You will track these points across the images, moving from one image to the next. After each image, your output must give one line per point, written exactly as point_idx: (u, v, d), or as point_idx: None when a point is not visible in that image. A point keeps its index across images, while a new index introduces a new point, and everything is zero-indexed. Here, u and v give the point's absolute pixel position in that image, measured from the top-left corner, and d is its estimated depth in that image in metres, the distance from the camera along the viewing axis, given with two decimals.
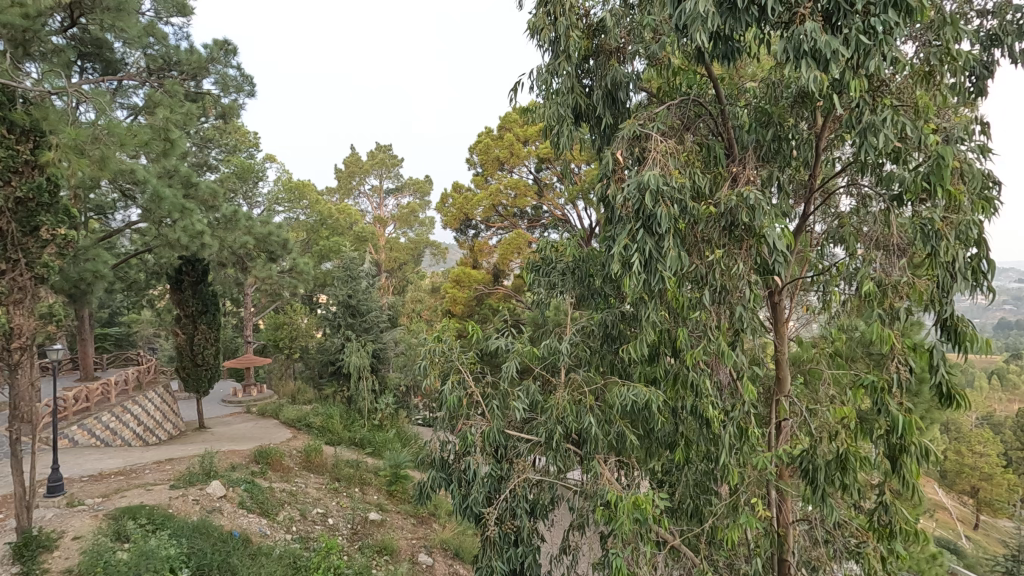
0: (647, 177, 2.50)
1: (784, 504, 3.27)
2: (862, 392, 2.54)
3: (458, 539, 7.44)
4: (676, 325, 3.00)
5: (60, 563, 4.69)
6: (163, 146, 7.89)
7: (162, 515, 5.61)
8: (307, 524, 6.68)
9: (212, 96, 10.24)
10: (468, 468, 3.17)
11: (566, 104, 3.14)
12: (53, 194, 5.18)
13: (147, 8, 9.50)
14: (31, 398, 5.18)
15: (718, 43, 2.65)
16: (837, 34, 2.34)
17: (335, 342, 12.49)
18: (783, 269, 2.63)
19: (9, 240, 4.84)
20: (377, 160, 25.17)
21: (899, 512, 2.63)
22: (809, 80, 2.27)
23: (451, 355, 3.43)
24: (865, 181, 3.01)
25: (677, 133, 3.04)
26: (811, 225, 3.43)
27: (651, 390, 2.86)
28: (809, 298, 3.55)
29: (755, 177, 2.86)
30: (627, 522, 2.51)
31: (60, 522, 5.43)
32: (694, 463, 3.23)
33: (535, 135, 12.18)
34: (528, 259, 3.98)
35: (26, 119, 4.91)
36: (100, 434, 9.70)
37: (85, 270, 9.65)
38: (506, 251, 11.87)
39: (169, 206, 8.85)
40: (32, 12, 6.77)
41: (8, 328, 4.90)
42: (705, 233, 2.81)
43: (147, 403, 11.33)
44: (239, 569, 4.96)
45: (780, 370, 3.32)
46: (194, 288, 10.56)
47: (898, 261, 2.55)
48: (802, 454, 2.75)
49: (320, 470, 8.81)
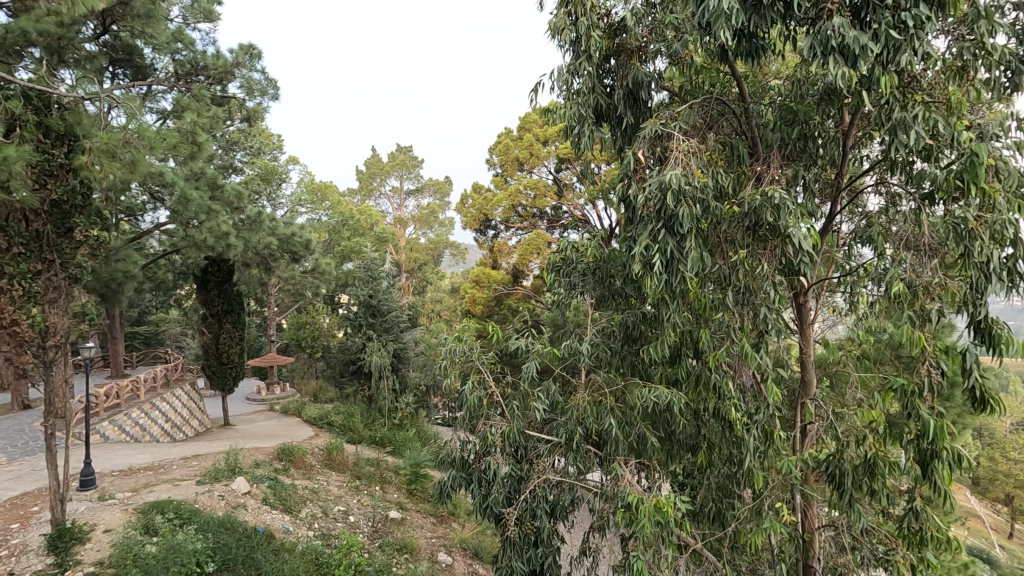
0: (669, 177, 2.48)
1: (809, 509, 3.15)
2: (891, 396, 2.47)
3: (477, 539, 7.46)
4: (698, 326, 2.97)
5: (91, 555, 4.83)
6: (191, 149, 8.11)
7: (189, 510, 5.74)
8: (328, 521, 6.77)
9: (237, 100, 10.45)
10: (489, 468, 3.20)
11: (586, 104, 3.12)
12: (86, 197, 5.36)
13: (176, 15, 9.77)
14: (65, 394, 5.34)
15: (742, 41, 2.62)
16: (866, 29, 2.29)
17: (356, 342, 12.59)
18: (809, 270, 2.58)
19: (45, 241, 5.01)
20: (398, 160, 25.42)
21: (931, 519, 2.54)
22: (836, 77, 2.23)
23: (471, 355, 3.44)
24: (894, 179, 2.94)
25: (700, 133, 3.01)
26: (838, 225, 3.37)
27: (673, 393, 2.83)
28: (835, 300, 3.47)
29: (781, 177, 2.82)
30: (649, 526, 2.49)
31: (91, 515, 5.57)
32: (717, 466, 3.20)
33: (555, 135, 12.12)
34: (548, 259, 3.95)
35: (60, 124, 5.08)
36: (130, 430, 9.96)
37: (116, 271, 9.93)
38: (526, 251, 11.88)
39: (196, 208, 9.07)
40: (66, 20, 7.00)
41: (44, 326, 5.05)
42: (728, 233, 2.78)
43: (173, 401, 11.61)
44: (263, 565, 5.06)
45: (805, 372, 3.26)
46: (219, 288, 10.78)
47: (930, 261, 2.48)
48: (829, 458, 2.70)
49: (342, 468, 8.93)
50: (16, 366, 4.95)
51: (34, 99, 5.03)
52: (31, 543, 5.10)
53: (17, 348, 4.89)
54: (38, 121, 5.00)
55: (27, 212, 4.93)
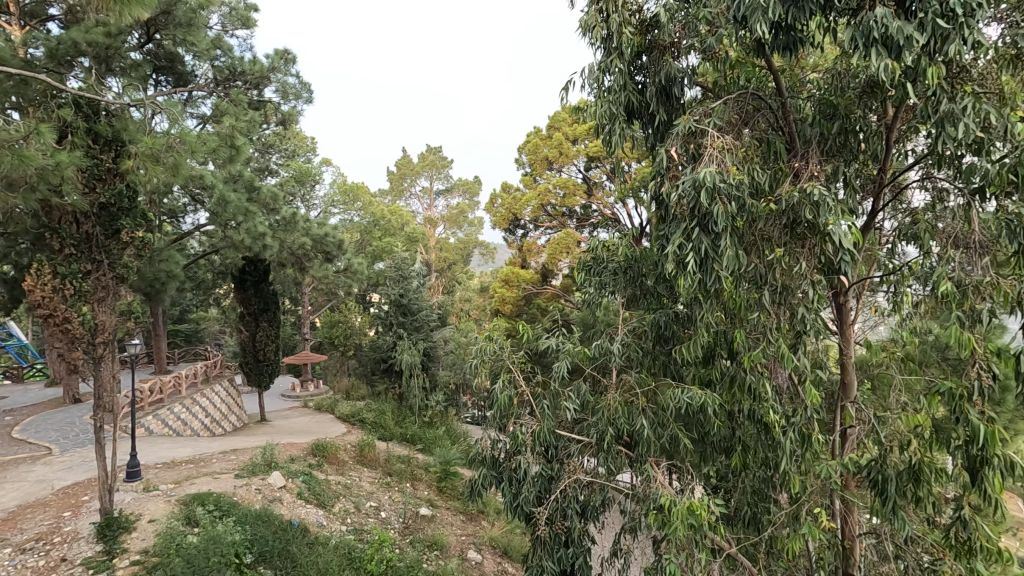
0: (703, 174, 2.43)
1: (850, 515, 3.05)
2: (937, 400, 2.37)
3: (507, 537, 7.48)
4: (733, 327, 2.91)
5: (137, 544, 5.03)
6: (229, 153, 8.39)
7: (228, 502, 5.91)
8: (361, 516, 6.89)
9: (273, 104, 10.73)
10: (520, 467, 3.19)
11: (618, 102, 3.09)
12: (133, 200, 5.54)
13: (214, 22, 10.08)
14: (113, 389, 5.55)
15: (779, 34, 2.56)
16: (911, 18, 2.20)
17: (387, 340, 12.74)
18: (850, 269, 2.50)
19: (94, 243, 5.23)
20: (428, 160, 25.66)
21: (980, 529, 2.43)
22: (878, 70, 2.16)
23: (502, 355, 3.46)
24: (942, 174, 2.83)
25: (735, 129, 2.95)
26: (880, 223, 3.24)
27: (707, 394, 2.78)
28: (877, 299, 3.35)
29: (820, 173, 2.73)
30: (681, 529, 2.46)
31: (136, 506, 5.81)
32: (751, 469, 3.14)
33: (584, 133, 12.01)
34: (578, 259, 3.90)
35: (108, 129, 5.26)
36: (172, 425, 10.33)
37: (159, 271, 10.33)
38: (555, 251, 11.87)
39: (234, 210, 9.35)
40: (113, 31, 7.32)
41: (93, 324, 5.26)
42: (764, 231, 2.71)
43: (212, 397, 11.99)
44: (298, 557, 5.15)
45: (846, 374, 3.16)
46: (256, 287, 11.09)
47: (980, 260, 2.39)
48: (871, 463, 2.61)
49: (374, 465, 9.08)
50: (66, 363, 5.17)
51: (84, 107, 5.25)
52: (81, 531, 5.34)
53: (68, 345, 5.10)
54: (88, 128, 5.22)
55: (77, 214, 5.18)
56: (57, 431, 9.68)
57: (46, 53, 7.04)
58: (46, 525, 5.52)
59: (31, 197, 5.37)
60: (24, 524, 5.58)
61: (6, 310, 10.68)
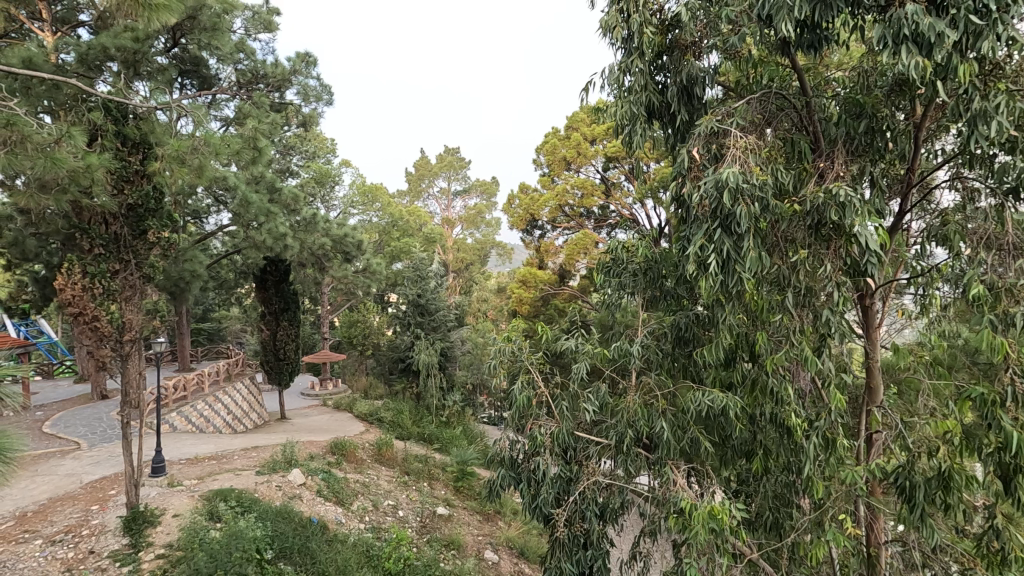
0: (726, 174, 2.41)
1: (875, 522, 2.98)
2: (968, 405, 2.31)
3: (523, 538, 7.49)
4: (755, 329, 2.87)
5: (162, 537, 5.16)
6: (252, 154, 8.51)
7: (249, 498, 6.00)
8: (379, 515, 6.95)
9: (294, 106, 10.90)
10: (538, 468, 3.19)
11: (639, 102, 3.06)
12: (159, 201, 5.64)
13: (238, 27, 10.26)
14: (139, 385, 5.65)
15: (804, 32, 2.53)
16: (942, 14, 2.15)
17: (405, 340, 12.83)
18: (877, 271, 2.45)
19: (122, 243, 5.36)
20: (446, 162, 25.81)
21: (1013, 538, 2.35)
22: (908, 68, 2.11)
23: (520, 355, 3.47)
24: (971, 172, 2.76)
25: (758, 128, 2.92)
26: (907, 224, 3.16)
27: (728, 396, 2.75)
28: (904, 302, 3.26)
29: (845, 173, 2.69)
30: (702, 533, 2.44)
31: (162, 500, 5.95)
32: (773, 473, 3.09)
33: (603, 134, 11.95)
34: (597, 260, 3.87)
35: (136, 132, 5.40)
36: (195, 421, 10.54)
37: (184, 271, 10.55)
38: (573, 251, 11.86)
39: (256, 211, 9.50)
40: (141, 35, 7.47)
41: (120, 321, 5.39)
42: (788, 233, 2.67)
43: (234, 394, 12.20)
44: (318, 553, 5.22)
45: (872, 378, 3.11)
46: (277, 287, 11.25)
47: (1014, 262, 2.34)
48: (898, 470, 2.54)
49: (391, 464, 9.13)
50: (96, 360, 5.30)
51: (113, 110, 5.35)
52: (108, 524, 5.47)
53: (96, 343, 5.26)
54: (117, 131, 5.33)
55: (106, 215, 5.32)
56: (85, 427, 9.94)
57: (77, 58, 7.25)
58: (75, 518, 5.67)
59: (63, 198, 5.54)
60: (54, 516, 5.74)
61: (39, 309, 11.03)
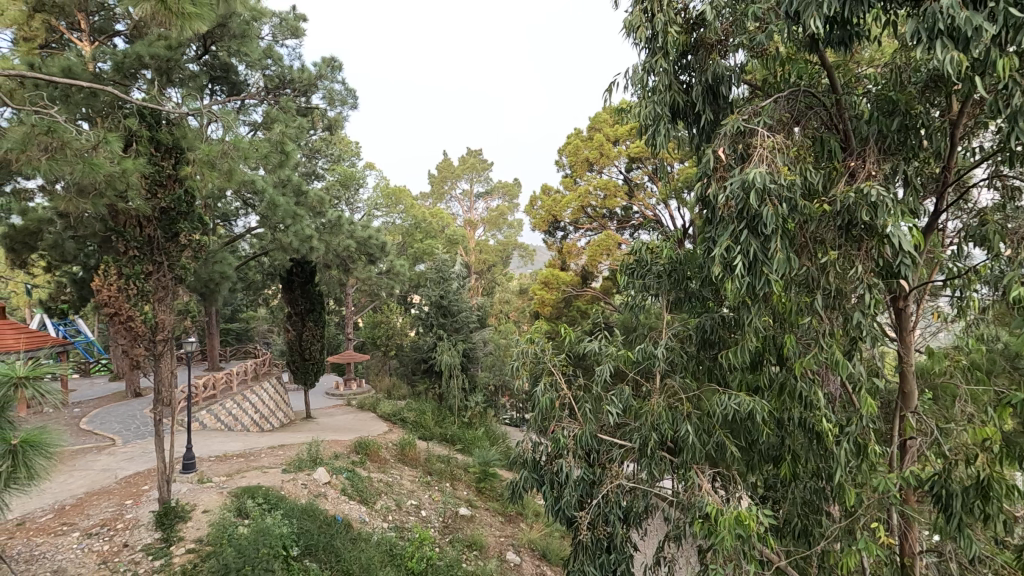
0: (752, 175, 2.36)
1: (909, 530, 2.88)
2: (1008, 411, 2.22)
3: (545, 541, 7.46)
4: (783, 332, 2.82)
5: (192, 533, 5.29)
6: (280, 158, 8.70)
7: (275, 495, 6.11)
8: (401, 514, 7.01)
9: (320, 110, 11.07)
10: (561, 470, 3.17)
11: (663, 102, 3.03)
12: (190, 204, 5.78)
13: (266, 33, 10.49)
14: (171, 384, 5.77)
15: (834, 28, 2.46)
16: (980, 8, 2.08)
17: (428, 341, 12.93)
18: (910, 272, 2.38)
19: (155, 245, 5.51)
20: (468, 164, 25.94)
21: None
22: (943, 63, 2.05)
23: (543, 357, 3.45)
24: (1011, 170, 2.66)
25: (786, 127, 2.87)
26: (943, 224, 3.06)
27: (755, 400, 2.70)
28: (939, 304, 3.16)
29: (877, 172, 2.62)
30: (728, 539, 2.40)
31: (192, 496, 6.09)
32: (802, 479, 3.02)
33: (626, 134, 11.87)
34: (621, 261, 3.83)
35: (169, 138, 5.54)
36: (223, 419, 10.77)
37: (214, 272, 10.81)
38: (595, 252, 11.79)
39: (283, 213, 9.69)
40: (173, 44, 7.69)
41: (154, 322, 5.53)
42: (817, 233, 2.61)
43: (261, 394, 12.44)
44: (342, 552, 5.29)
45: (905, 383, 3.02)
46: (303, 288, 11.44)
47: None
48: (933, 477, 2.46)
49: (414, 464, 9.19)
50: (130, 359, 5.44)
51: (147, 116, 5.50)
52: (141, 518, 5.62)
53: (131, 342, 5.41)
54: (150, 137, 5.48)
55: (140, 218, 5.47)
56: (120, 424, 10.25)
57: (113, 66, 7.49)
58: (110, 512, 5.84)
59: (99, 202, 5.72)
60: (90, 510, 5.93)
61: (76, 309, 11.43)
